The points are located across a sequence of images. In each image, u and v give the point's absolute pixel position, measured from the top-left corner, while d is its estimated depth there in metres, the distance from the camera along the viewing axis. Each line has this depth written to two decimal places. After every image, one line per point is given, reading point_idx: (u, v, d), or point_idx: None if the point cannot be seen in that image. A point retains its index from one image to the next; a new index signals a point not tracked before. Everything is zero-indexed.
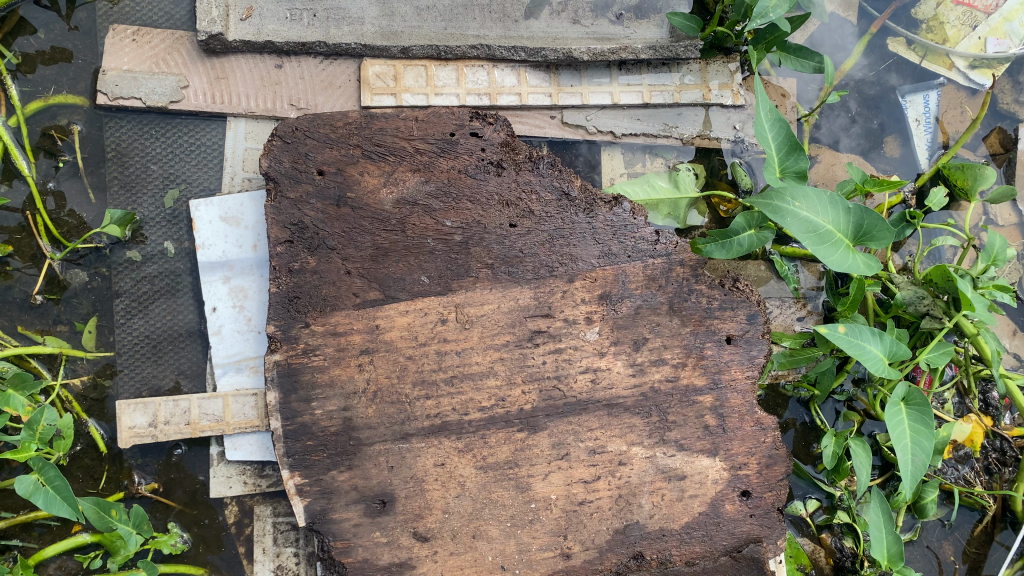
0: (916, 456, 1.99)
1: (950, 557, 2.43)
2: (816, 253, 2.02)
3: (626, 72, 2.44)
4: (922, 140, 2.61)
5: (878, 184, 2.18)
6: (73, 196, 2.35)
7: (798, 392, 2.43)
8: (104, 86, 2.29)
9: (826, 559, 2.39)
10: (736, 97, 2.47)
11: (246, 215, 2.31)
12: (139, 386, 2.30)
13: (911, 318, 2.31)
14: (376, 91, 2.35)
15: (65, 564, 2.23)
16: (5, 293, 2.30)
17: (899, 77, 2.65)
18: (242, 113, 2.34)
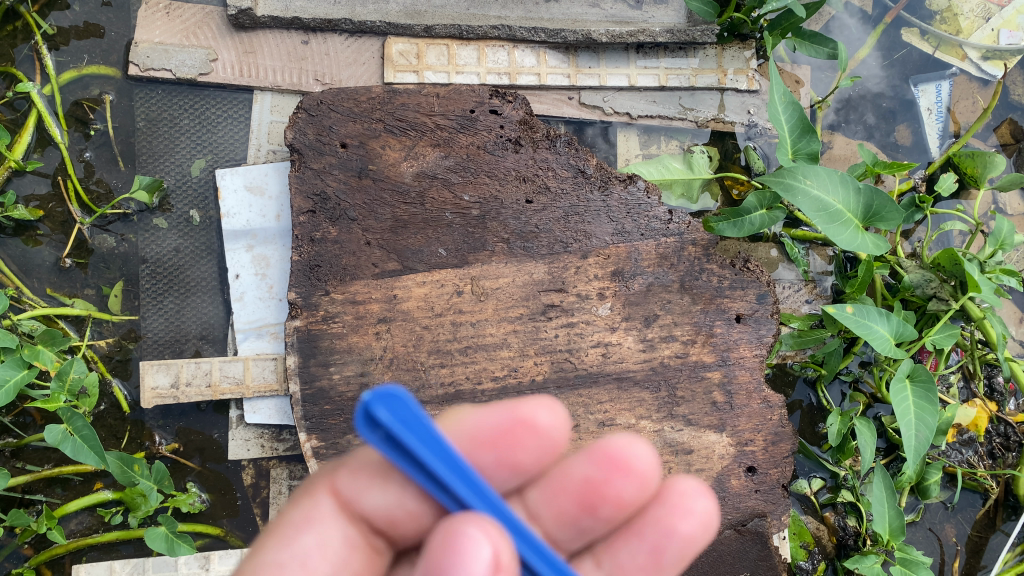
0: (919, 432, 2.03)
1: (951, 539, 2.48)
2: (826, 231, 2.07)
3: (643, 55, 2.51)
4: (933, 128, 2.65)
5: (888, 166, 2.22)
6: (103, 165, 2.42)
7: (806, 372, 2.46)
8: (136, 57, 2.38)
9: (829, 538, 2.43)
10: (751, 82, 2.53)
11: (270, 185, 2.37)
12: (162, 348, 2.37)
13: (919, 301, 2.36)
14: (399, 68, 2.42)
15: (86, 520, 2.30)
16: (37, 257, 2.37)
17: (912, 67, 2.67)
18: (268, 87, 2.41)
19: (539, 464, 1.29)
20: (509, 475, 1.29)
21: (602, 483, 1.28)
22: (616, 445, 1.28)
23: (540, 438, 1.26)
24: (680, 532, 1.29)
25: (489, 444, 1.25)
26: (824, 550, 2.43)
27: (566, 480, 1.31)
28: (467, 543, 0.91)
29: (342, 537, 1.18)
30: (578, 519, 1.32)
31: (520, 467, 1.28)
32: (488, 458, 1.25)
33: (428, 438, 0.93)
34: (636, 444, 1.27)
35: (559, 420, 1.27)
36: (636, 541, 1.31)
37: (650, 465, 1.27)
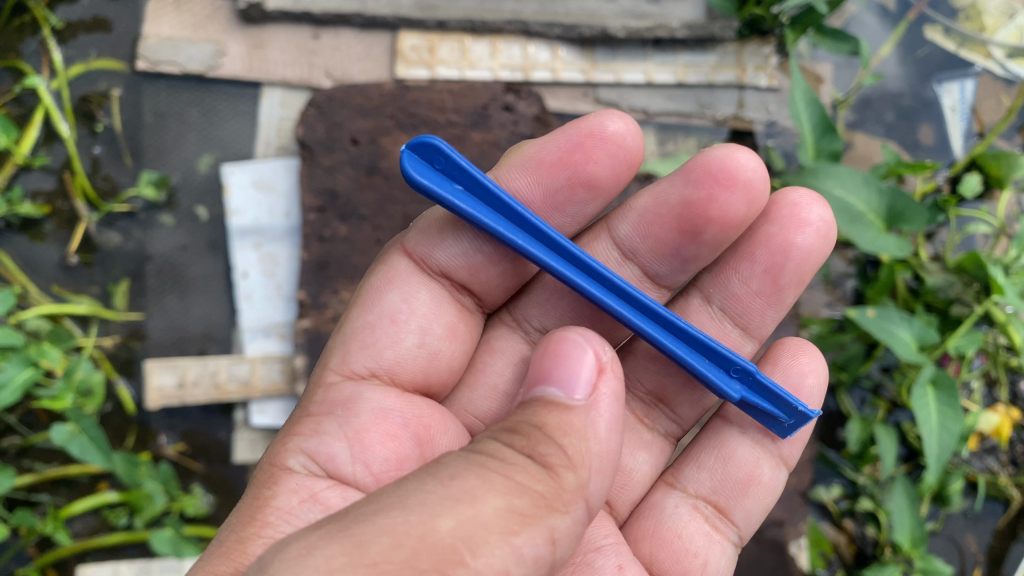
0: (942, 439, 1.97)
1: (973, 550, 2.40)
2: (847, 233, 2.01)
3: (661, 51, 2.44)
4: (957, 128, 2.58)
5: (909, 166, 2.14)
6: (109, 161, 2.37)
7: (825, 377, 2.40)
8: (144, 51, 2.35)
9: (848, 547, 2.37)
10: (771, 80, 2.47)
11: (279, 182, 2.35)
12: (167, 348, 2.32)
13: (942, 305, 2.29)
14: (410, 63, 2.36)
15: (91, 522, 2.26)
16: (42, 255, 2.32)
17: (935, 64, 2.60)
18: (278, 82, 2.37)
19: (616, 175, 1.45)
20: (586, 193, 1.45)
21: (707, 201, 1.38)
22: (721, 157, 1.37)
23: (612, 146, 1.42)
24: (795, 248, 1.42)
25: (573, 160, 1.41)
26: (843, 560, 2.36)
27: (661, 207, 1.43)
28: (570, 348, 1.02)
29: (427, 294, 1.38)
30: (683, 245, 1.45)
31: (598, 184, 1.44)
32: (562, 179, 1.43)
33: (470, 193, 1.26)
34: (741, 154, 1.37)
35: (628, 129, 1.43)
36: (749, 265, 1.45)
37: (754, 169, 1.37)
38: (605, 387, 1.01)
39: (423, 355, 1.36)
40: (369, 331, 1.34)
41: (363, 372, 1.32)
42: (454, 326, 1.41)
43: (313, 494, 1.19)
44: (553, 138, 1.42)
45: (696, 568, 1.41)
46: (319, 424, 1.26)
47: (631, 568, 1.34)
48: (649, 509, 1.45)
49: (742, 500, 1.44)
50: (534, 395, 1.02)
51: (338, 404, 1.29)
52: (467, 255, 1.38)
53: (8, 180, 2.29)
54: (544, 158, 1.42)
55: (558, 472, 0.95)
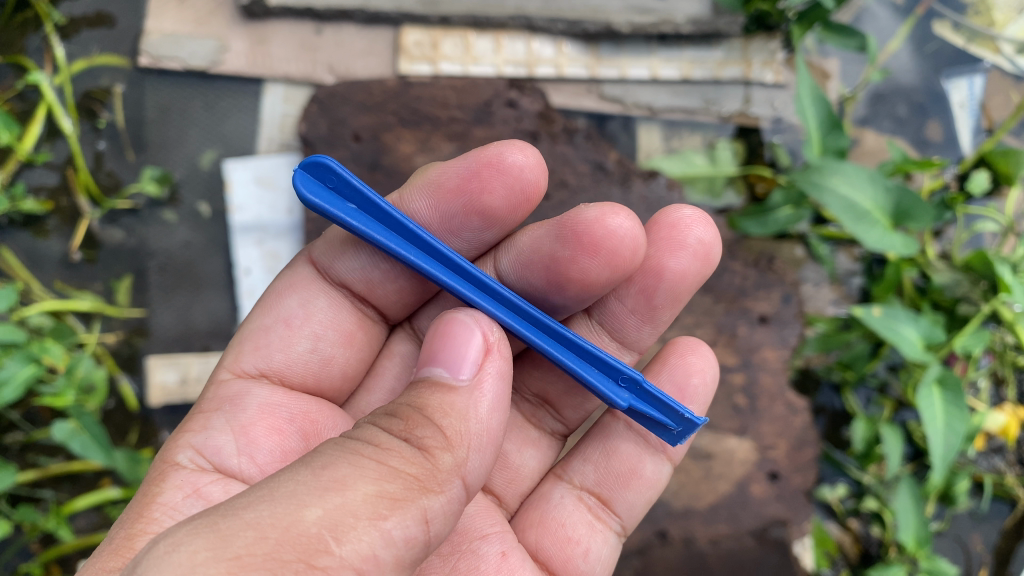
0: (948, 438, 1.96)
1: (979, 550, 2.37)
2: (854, 230, 1.99)
3: (666, 46, 2.42)
4: (965, 124, 2.55)
5: (916, 164, 2.11)
6: (112, 158, 2.36)
7: (831, 375, 2.38)
8: (147, 47, 2.35)
9: (854, 547, 2.35)
10: (777, 75, 2.44)
11: (280, 178, 2.34)
12: (168, 344, 2.31)
13: (949, 303, 2.26)
14: (413, 59, 2.35)
15: (92, 519, 2.25)
16: (44, 251, 2.31)
17: (944, 60, 2.58)
18: (280, 77, 2.36)
19: (512, 208, 1.38)
20: (480, 222, 1.39)
21: (570, 261, 1.32)
22: (591, 221, 1.28)
23: (509, 176, 1.35)
24: (668, 271, 1.42)
25: (466, 188, 1.35)
26: (848, 560, 2.34)
27: (534, 253, 1.37)
28: (455, 332, 1.01)
29: (326, 302, 1.41)
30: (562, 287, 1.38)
31: (493, 213, 1.38)
32: (455, 205, 1.37)
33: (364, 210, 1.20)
34: (611, 219, 1.28)
35: (527, 161, 1.35)
36: (626, 288, 1.44)
37: (626, 235, 1.29)
38: (491, 367, 1.00)
39: (314, 360, 1.40)
40: (262, 334, 1.38)
41: (254, 372, 1.36)
42: (345, 333, 1.43)
43: (196, 489, 1.18)
44: (452, 164, 1.36)
45: (577, 555, 1.39)
46: (207, 420, 1.29)
47: (515, 554, 1.32)
48: (537, 500, 1.45)
49: (624, 490, 1.44)
50: (417, 381, 0.99)
51: (226, 401, 1.32)
52: (365, 271, 1.39)
53: (11, 176, 2.28)
54: (441, 184, 1.36)
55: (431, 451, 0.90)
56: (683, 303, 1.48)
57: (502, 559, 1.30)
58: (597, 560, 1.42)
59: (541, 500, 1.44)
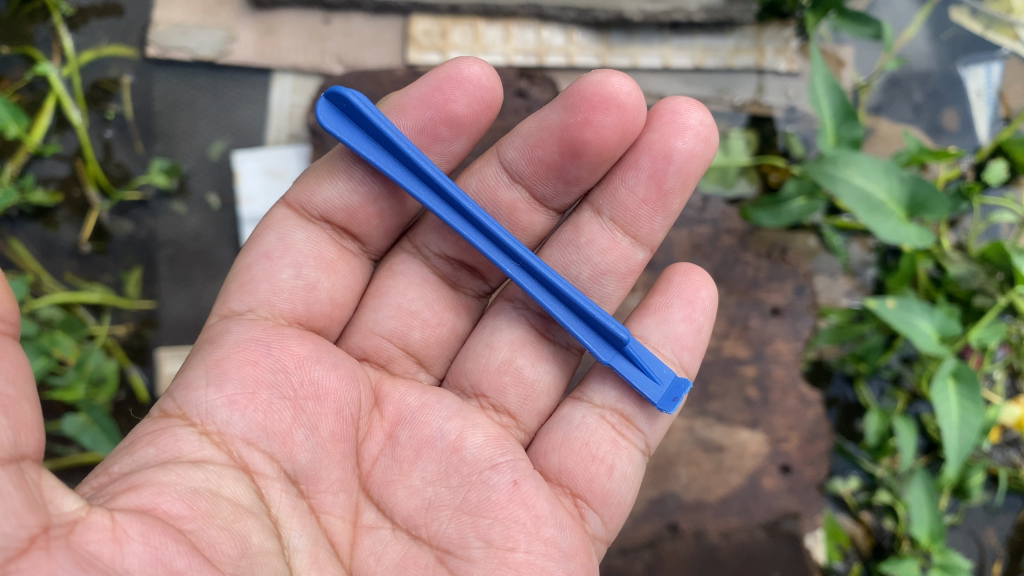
0: (962, 432, 1.94)
1: (993, 543, 2.35)
2: (869, 223, 1.95)
3: (678, 34, 2.40)
4: (983, 113, 2.50)
5: (934, 154, 2.07)
6: (121, 149, 2.34)
7: (844, 367, 2.35)
8: (155, 37, 2.34)
9: (865, 540, 2.31)
10: (791, 64, 2.42)
11: (290, 168, 2.34)
12: (179, 337, 2.31)
13: (964, 295, 2.22)
14: (423, 48, 2.34)
15: None
16: (54, 243, 2.30)
17: (961, 46, 2.54)
18: (289, 67, 2.35)
19: (475, 114, 1.46)
20: (450, 130, 1.46)
21: (583, 125, 1.39)
22: (594, 85, 1.39)
23: (468, 87, 1.43)
24: (676, 153, 1.42)
25: (431, 102, 1.42)
26: (860, 552, 2.30)
27: (544, 131, 1.43)
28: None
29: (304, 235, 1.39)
30: (564, 168, 1.45)
31: (459, 121, 1.45)
32: (427, 116, 1.43)
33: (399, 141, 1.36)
34: (614, 79, 1.39)
35: (482, 71, 1.43)
36: (634, 174, 1.45)
37: (629, 95, 1.39)
38: None
39: (301, 287, 1.35)
40: (246, 271, 1.34)
41: (242, 310, 1.30)
42: (327, 257, 1.41)
43: (162, 432, 1.08)
44: (416, 86, 1.43)
45: (602, 473, 1.37)
46: (190, 360, 1.21)
47: (529, 483, 1.25)
48: (557, 421, 1.43)
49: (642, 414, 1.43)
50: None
51: (209, 340, 1.23)
52: (343, 198, 1.41)
53: (20, 168, 2.27)
54: (408, 98, 1.43)
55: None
56: (692, 190, 1.48)
57: (514, 488, 1.23)
58: (623, 477, 1.39)
59: (558, 431, 1.41)
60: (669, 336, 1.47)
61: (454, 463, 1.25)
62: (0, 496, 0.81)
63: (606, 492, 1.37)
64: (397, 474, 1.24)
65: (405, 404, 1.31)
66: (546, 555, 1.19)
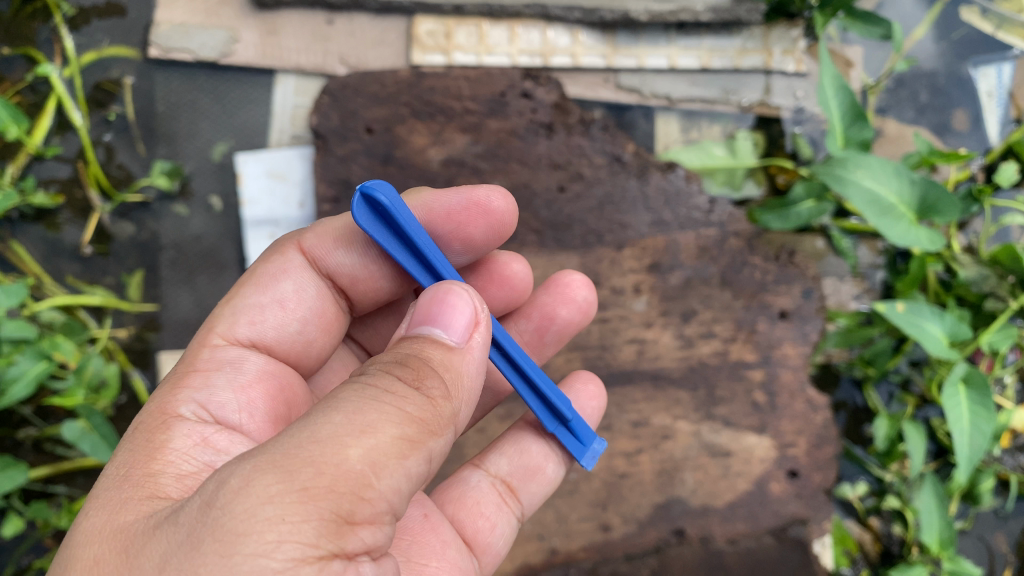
0: (973, 439, 1.91)
1: (1003, 549, 2.32)
2: (878, 225, 1.92)
3: (684, 35, 2.37)
4: (994, 113, 2.47)
5: (944, 156, 2.04)
6: (123, 151, 2.33)
7: (852, 371, 2.33)
8: (157, 38, 2.31)
9: (873, 544, 2.31)
10: (798, 65, 2.39)
11: (293, 171, 2.29)
12: (182, 340, 2.30)
13: (974, 299, 2.20)
14: (427, 49, 2.32)
15: None
16: (55, 245, 2.29)
17: (972, 47, 2.50)
18: (292, 68, 2.33)
19: (487, 240, 1.48)
20: (459, 248, 1.48)
21: (454, 236, 1.44)
22: (499, 265, 1.60)
23: (492, 218, 1.45)
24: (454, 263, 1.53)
25: (450, 222, 1.42)
26: (868, 558, 2.30)
27: None
28: (449, 295, 1.04)
29: (315, 290, 1.40)
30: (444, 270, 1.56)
31: (473, 242, 1.47)
32: (444, 230, 1.43)
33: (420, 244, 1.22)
34: (483, 193, 1.43)
35: (506, 206, 1.46)
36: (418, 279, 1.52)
37: (502, 209, 1.46)
38: (478, 338, 1.05)
39: (299, 341, 1.39)
40: (246, 299, 1.35)
41: (246, 338, 1.33)
42: (327, 314, 1.43)
43: (205, 437, 1.16)
44: (452, 203, 1.41)
45: (485, 529, 1.49)
46: (207, 377, 1.26)
47: (437, 517, 1.42)
48: (456, 481, 1.54)
49: (528, 483, 1.58)
50: (409, 336, 1.02)
51: (226, 363, 1.30)
52: (355, 267, 1.40)
53: (21, 169, 2.25)
54: (436, 207, 1.41)
55: (435, 403, 0.94)
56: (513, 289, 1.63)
57: (425, 518, 1.40)
58: (500, 537, 1.51)
59: (457, 487, 1.53)
60: (551, 416, 1.62)
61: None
62: (312, 523, 0.82)
63: (487, 544, 1.48)
64: None
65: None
66: None
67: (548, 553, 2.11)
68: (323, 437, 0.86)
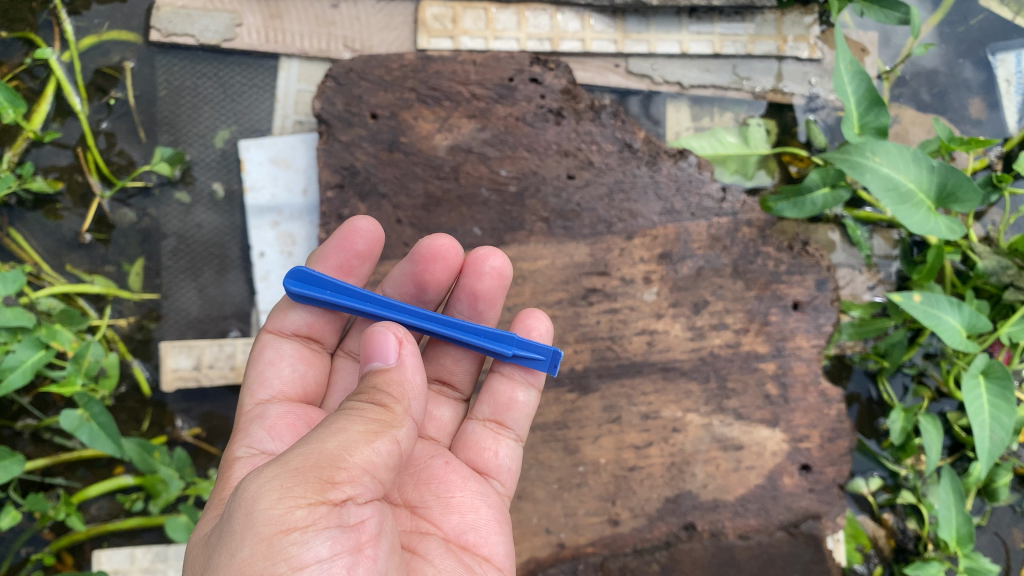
0: (994, 432, 1.87)
1: (1020, 545, 2.28)
2: (896, 213, 1.87)
3: (696, 20, 2.32)
4: (1013, 101, 2.42)
5: (965, 143, 1.99)
6: (124, 137, 2.29)
7: (866, 363, 2.29)
8: (158, 22, 2.24)
9: (887, 541, 2.26)
10: (812, 51, 2.34)
11: (296, 158, 2.25)
12: (183, 329, 2.26)
13: (993, 290, 2.15)
14: (433, 33, 2.28)
15: (104, 507, 2.22)
16: (55, 233, 2.25)
17: (989, 33, 2.44)
18: (295, 53, 2.28)
19: (374, 251, 1.69)
20: (360, 264, 1.68)
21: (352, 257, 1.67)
22: (476, 259, 1.62)
23: (365, 234, 1.66)
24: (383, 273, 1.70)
25: (338, 253, 1.65)
26: (881, 554, 2.25)
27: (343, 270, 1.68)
28: (376, 331, 1.19)
29: (292, 347, 1.58)
30: (419, 297, 1.68)
31: (365, 256, 1.68)
32: (338, 259, 1.66)
33: (342, 292, 1.48)
34: (355, 221, 1.65)
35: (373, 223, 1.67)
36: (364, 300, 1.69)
37: (371, 227, 1.66)
38: (406, 351, 1.20)
39: (303, 384, 1.57)
40: (255, 370, 1.56)
41: (265, 397, 1.52)
42: (303, 352, 1.60)
43: None
44: (328, 254, 1.65)
45: (491, 458, 1.60)
46: (246, 431, 1.46)
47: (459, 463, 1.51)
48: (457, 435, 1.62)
49: (509, 414, 1.63)
50: (363, 372, 1.21)
51: (254, 415, 1.49)
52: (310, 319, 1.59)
53: (20, 155, 2.21)
54: (327, 262, 1.65)
55: (390, 407, 1.15)
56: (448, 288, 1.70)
57: (446, 463, 1.49)
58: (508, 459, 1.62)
59: (458, 439, 1.62)
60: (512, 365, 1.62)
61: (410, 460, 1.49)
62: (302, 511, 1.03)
63: (500, 467, 1.61)
64: None
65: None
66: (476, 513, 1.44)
67: (555, 547, 2.09)
68: (311, 438, 1.09)
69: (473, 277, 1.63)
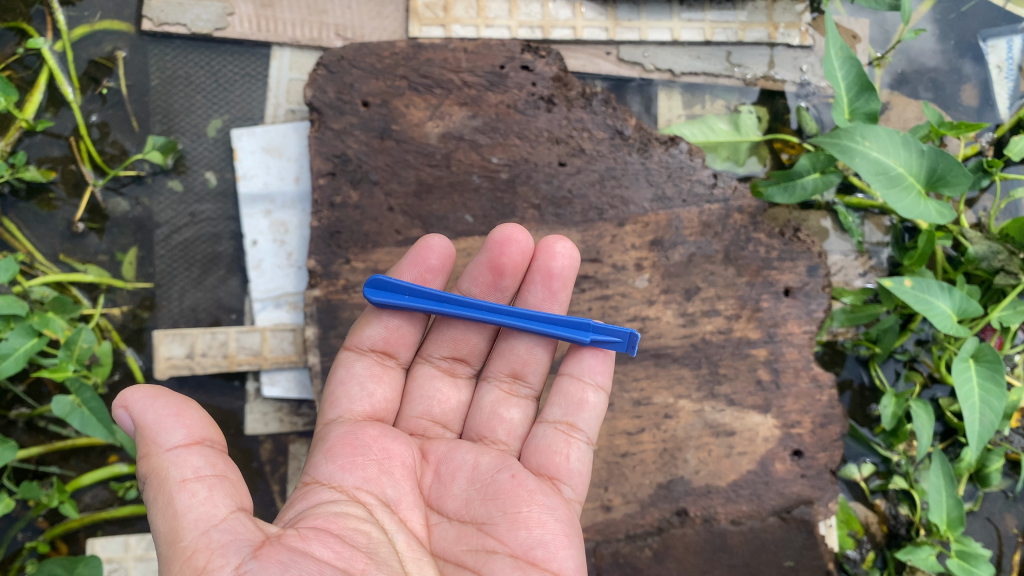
0: (984, 416, 1.86)
1: (1013, 531, 2.28)
2: (885, 197, 1.88)
3: (688, 8, 2.33)
4: (1004, 87, 2.42)
5: (955, 127, 1.99)
6: (117, 126, 2.29)
7: (858, 349, 2.29)
8: (151, 12, 2.26)
9: (880, 527, 2.27)
10: (804, 38, 2.35)
11: (289, 146, 2.26)
12: (177, 318, 2.27)
13: (984, 275, 2.15)
14: (424, 22, 2.28)
15: (98, 495, 2.23)
16: (48, 223, 2.26)
17: (980, 20, 2.45)
18: (287, 42, 2.29)
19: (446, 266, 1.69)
20: (433, 278, 1.68)
21: (427, 273, 1.67)
22: (547, 252, 1.66)
23: (436, 250, 1.67)
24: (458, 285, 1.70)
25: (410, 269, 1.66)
26: (874, 540, 2.26)
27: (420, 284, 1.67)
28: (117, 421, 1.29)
29: (363, 363, 1.58)
30: (495, 284, 1.68)
31: (437, 271, 1.68)
32: (411, 274, 1.66)
33: (418, 295, 1.60)
34: (428, 238, 1.66)
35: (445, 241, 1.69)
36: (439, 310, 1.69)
37: (443, 245, 1.68)
38: (129, 413, 1.28)
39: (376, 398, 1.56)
40: (331, 386, 1.56)
41: (336, 416, 1.51)
42: (376, 368, 1.58)
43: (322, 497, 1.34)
44: (401, 270, 1.66)
45: (563, 464, 1.55)
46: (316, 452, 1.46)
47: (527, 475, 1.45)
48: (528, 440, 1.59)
49: (580, 414, 1.60)
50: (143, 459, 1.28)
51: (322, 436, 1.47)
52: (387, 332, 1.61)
53: (13, 145, 2.21)
54: (401, 277, 1.66)
55: (158, 464, 1.24)
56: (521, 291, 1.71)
57: (513, 478, 1.44)
58: (582, 464, 1.58)
59: (529, 445, 1.59)
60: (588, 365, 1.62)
61: (478, 475, 1.45)
62: None
63: (571, 471, 1.56)
64: (443, 489, 1.45)
65: (439, 445, 1.51)
66: (544, 529, 1.39)
67: None
68: (164, 548, 1.20)
69: (546, 262, 1.66)
